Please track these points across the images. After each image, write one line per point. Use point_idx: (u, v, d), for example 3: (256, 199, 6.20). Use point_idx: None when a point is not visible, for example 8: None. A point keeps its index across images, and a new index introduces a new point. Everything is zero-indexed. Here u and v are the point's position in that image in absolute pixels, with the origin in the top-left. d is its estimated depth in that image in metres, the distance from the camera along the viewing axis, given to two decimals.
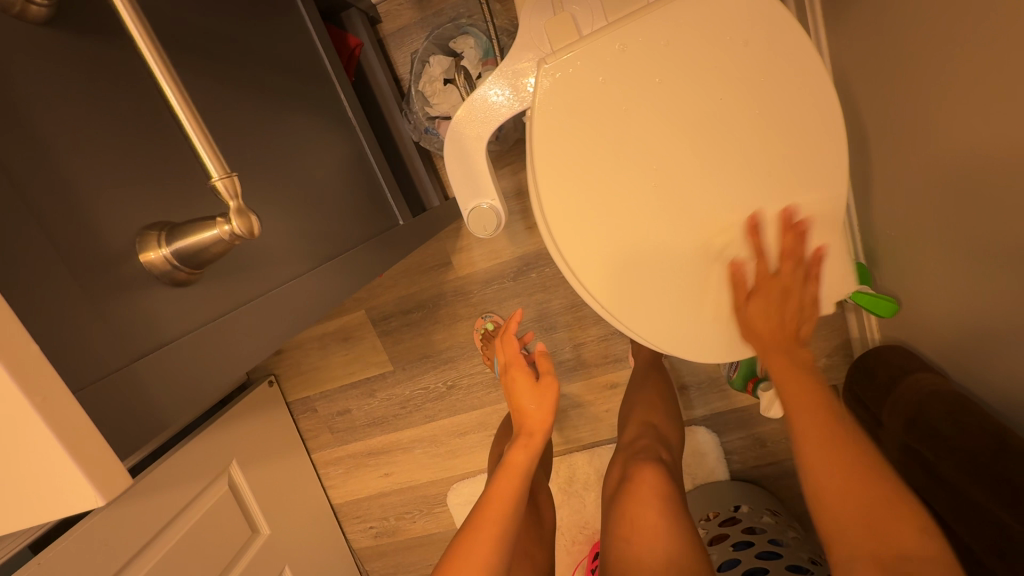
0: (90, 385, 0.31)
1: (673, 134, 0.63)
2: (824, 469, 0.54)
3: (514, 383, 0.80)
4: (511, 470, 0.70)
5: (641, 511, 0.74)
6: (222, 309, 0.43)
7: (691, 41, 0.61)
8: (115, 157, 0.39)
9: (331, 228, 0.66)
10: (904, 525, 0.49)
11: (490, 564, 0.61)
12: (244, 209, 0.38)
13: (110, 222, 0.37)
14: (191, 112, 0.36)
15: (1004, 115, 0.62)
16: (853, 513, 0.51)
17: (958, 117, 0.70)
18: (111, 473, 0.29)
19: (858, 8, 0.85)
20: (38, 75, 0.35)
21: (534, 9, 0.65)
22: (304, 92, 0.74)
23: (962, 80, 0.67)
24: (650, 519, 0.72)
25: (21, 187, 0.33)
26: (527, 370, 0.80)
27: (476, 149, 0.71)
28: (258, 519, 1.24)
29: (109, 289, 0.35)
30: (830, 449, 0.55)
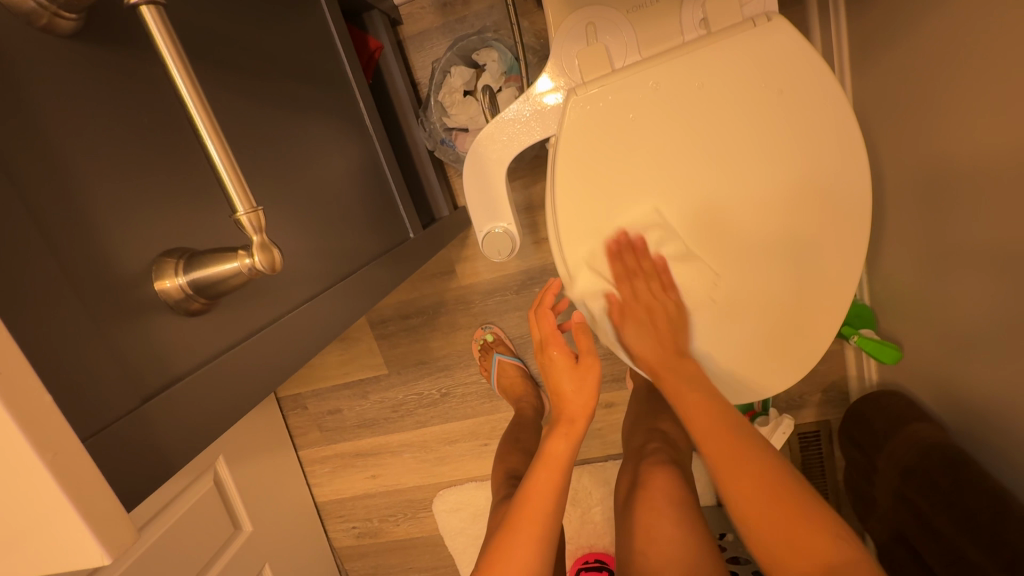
0: (99, 433, 0.30)
1: (695, 138, 0.61)
2: (736, 487, 0.54)
3: (553, 363, 0.74)
4: (551, 463, 0.68)
5: (656, 522, 0.73)
6: (230, 339, 0.41)
7: (726, 83, 0.60)
8: (135, 178, 0.38)
9: (342, 242, 0.64)
10: (816, 529, 0.50)
11: (532, 565, 0.61)
12: (267, 243, 0.36)
13: (126, 248, 0.36)
14: (219, 141, 0.34)
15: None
16: (772, 530, 0.50)
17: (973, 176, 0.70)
18: (119, 528, 0.27)
19: (884, 54, 0.84)
20: (63, 93, 0.34)
21: (566, 36, 0.64)
22: (322, 98, 0.72)
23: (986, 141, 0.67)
24: (669, 532, 0.72)
25: (39, 214, 0.31)
26: (566, 349, 0.74)
27: (497, 171, 0.69)
28: (241, 516, 1.22)
29: (123, 321, 0.34)
30: (738, 462, 0.54)
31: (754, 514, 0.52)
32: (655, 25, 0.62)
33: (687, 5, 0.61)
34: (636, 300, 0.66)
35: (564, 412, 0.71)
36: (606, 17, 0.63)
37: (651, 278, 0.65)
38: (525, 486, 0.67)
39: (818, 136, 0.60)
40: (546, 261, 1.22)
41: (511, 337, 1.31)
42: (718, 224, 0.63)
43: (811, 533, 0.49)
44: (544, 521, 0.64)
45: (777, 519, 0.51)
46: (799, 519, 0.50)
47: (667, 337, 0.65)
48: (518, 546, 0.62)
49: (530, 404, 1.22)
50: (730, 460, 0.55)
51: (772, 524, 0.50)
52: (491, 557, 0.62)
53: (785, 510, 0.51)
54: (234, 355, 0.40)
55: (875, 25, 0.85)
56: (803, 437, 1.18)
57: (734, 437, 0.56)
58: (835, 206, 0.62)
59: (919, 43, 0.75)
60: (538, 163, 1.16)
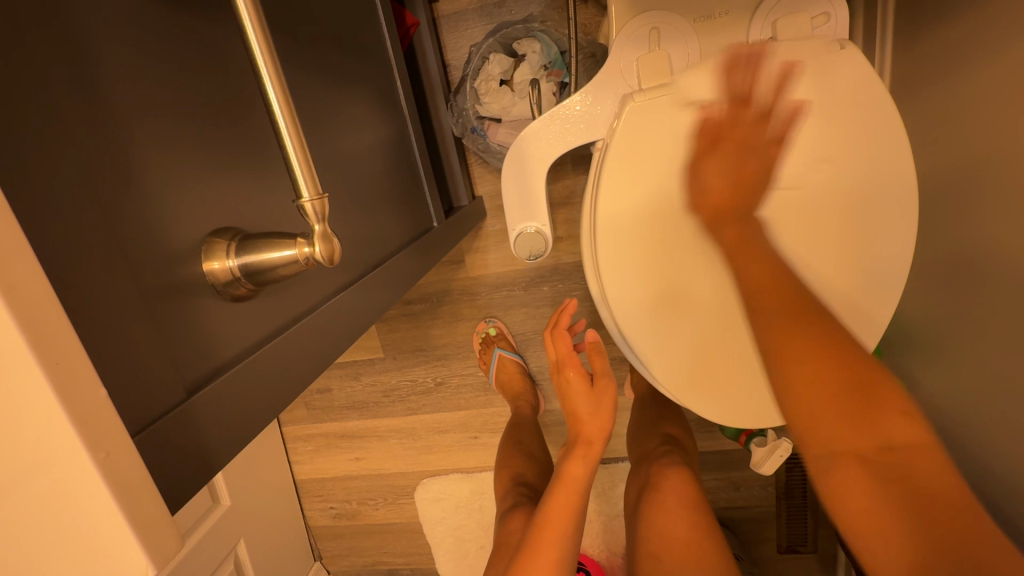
0: (149, 429, 0.27)
1: None
2: (796, 355, 0.48)
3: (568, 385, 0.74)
4: (570, 485, 0.68)
5: (670, 526, 0.74)
6: (268, 328, 0.39)
7: (790, 109, 0.58)
8: (191, 148, 0.35)
9: (374, 228, 0.62)
10: (881, 419, 0.45)
11: None
12: (328, 232, 0.34)
13: (179, 222, 0.33)
14: (292, 119, 0.31)
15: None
16: (831, 403, 0.46)
17: (995, 220, 0.70)
18: (166, 537, 0.25)
19: (924, 90, 0.84)
20: (122, 48, 0.30)
21: (628, 40, 0.62)
22: (363, 72, 0.68)
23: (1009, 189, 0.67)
24: (681, 533, 0.73)
25: (97, 185, 0.28)
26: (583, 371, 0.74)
27: (538, 170, 0.67)
28: (221, 489, 1.19)
29: (173, 305, 0.31)
30: (794, 321, 0.49)
31: (803, 378, 0.47)
32: (720, 39, 0.61)
33: (756, 21, 0.60)
34: (728, 133, 0.55)
35: (580, 435, 0.72)
36: (672, 23, 0.61)
37: (758, 111, 0.55)
38: (543, 509, 0.67)
39: (864, 175, 0.59)
40: (558, 260, 1.20)
41: (513, 333, 1.30)
42: (747, 246, 0.61)
43: (870, 405, 0.45)
44: (564, 542, 0.65)
45: (833, 380, 0.46)
46: (854, 385, 0.46)
47: (741, 185, 0.55)
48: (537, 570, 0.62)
49: (527, 402, 1.21)
50: (786, 322, 0.50)
51: (829, 390, 0.46)
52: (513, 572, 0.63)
53: (863, 392, 0.46)
54: (275, 346, 0.38)
55: (920, 62, 0.84)
56: (790, 460, 1.23)
57: (787, 298, 0.51)
58: (865, 246, 0.60)
59: (960, 87, 0.75)
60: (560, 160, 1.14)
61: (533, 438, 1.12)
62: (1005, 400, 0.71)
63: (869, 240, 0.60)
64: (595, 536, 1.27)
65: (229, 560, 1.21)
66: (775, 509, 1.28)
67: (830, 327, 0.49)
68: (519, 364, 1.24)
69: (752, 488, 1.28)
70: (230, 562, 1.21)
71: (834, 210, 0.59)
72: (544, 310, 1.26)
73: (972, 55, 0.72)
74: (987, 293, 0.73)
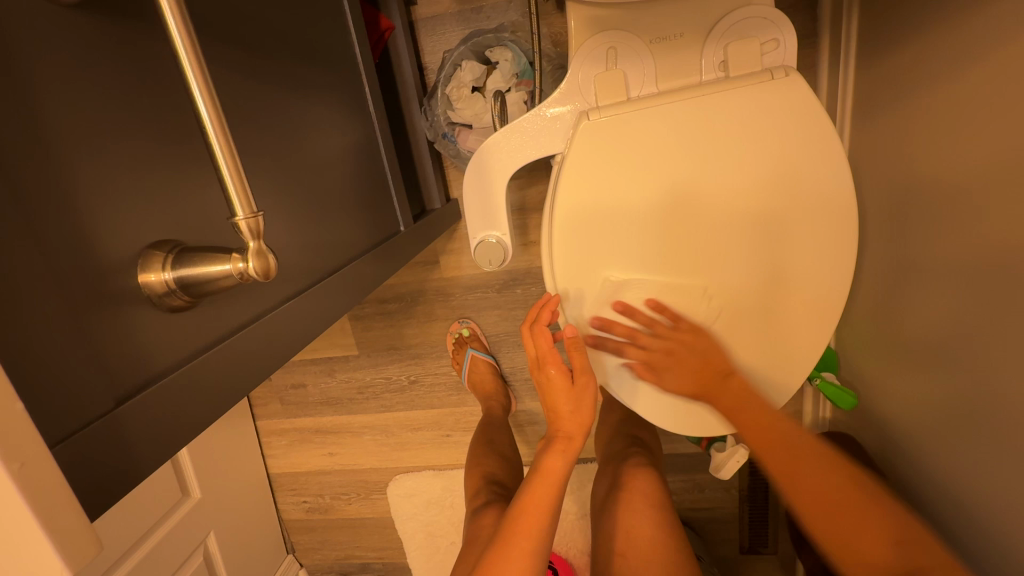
0: (70, 438, 0.29)
1: (714, 159, 0.61)
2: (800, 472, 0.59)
3: (549, 383, 0.71)
4: (548, 479, 0.69)
5: (636, 523, 0.76)
6: (210, 337, 0.40)
7: (759, 118, 0.60)
8: (129, 163, 0.36)
9: (334, 234, 0.63)
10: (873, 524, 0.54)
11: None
12: (263, 249, 0.35)
13: (114, 235, 0.34)
14: (226, 141, 0.32)
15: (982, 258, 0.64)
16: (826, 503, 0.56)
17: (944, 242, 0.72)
18: (83, 541, 0.26)
19: (884, 110, 0.86)
20: (54, 68, 0.31)
21: (586, 58, 0.63)
22: (328, 78, 0.69)
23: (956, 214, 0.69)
24: (647, 532, 0.75)
25: (29, 203, 0.29)
26: (563, 368, 0.70)
27: (499, 182, 0.69)
28: (191, 482, 1.20)
29: (104, 318, 0.32)
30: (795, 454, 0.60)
31: (818, 520, 0.56)
32: (676, 60, 0.63)
33: (709, 45, 0.62)
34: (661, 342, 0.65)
35: (560, 430, 0.71)
36: (628, 44, 0.62)
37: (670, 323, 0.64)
38: (522, 501, 0.68)
39: (844, 185, 0.61)
40: (531, 264, 1.22)
41: (487, 334, 1.31)
42: (733, 255, 0.63)
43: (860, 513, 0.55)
44: (538, 536, 0.66)
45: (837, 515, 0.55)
46: (870, 526, 0.54)
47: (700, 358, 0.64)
48: (511, 561, 0.64)
49: (498, 403, 1.23)
50: (797, 465, 0.60)
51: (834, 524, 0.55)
52: (485, 565, 0.65)
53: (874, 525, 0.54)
54: (214, 356, 0.39)
55: (880, 84, 0.86)
56: (753, 463, 1.27)
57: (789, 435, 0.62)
58: (822, 250, 0.62)
59: (916, 112, 0.77)
60: (535, 166, 1.15)
61: (504, 438, 1.14)
62: (947, 414, 0.74)
63: (846, 245, 0.62)
64: (562, 534, 1.30)
65: (199, 552, 1.22)
66: (738, 511, 1.31)
67: (820, 462, 0.59)
68: (491, 365, 1.26)
69: (716, 490, 1.31)
70: (200, 555, 1.22)
71: (811, 220, 0.62)
72: (516, 312, 1.28)
73: (927, 83, 0.74)
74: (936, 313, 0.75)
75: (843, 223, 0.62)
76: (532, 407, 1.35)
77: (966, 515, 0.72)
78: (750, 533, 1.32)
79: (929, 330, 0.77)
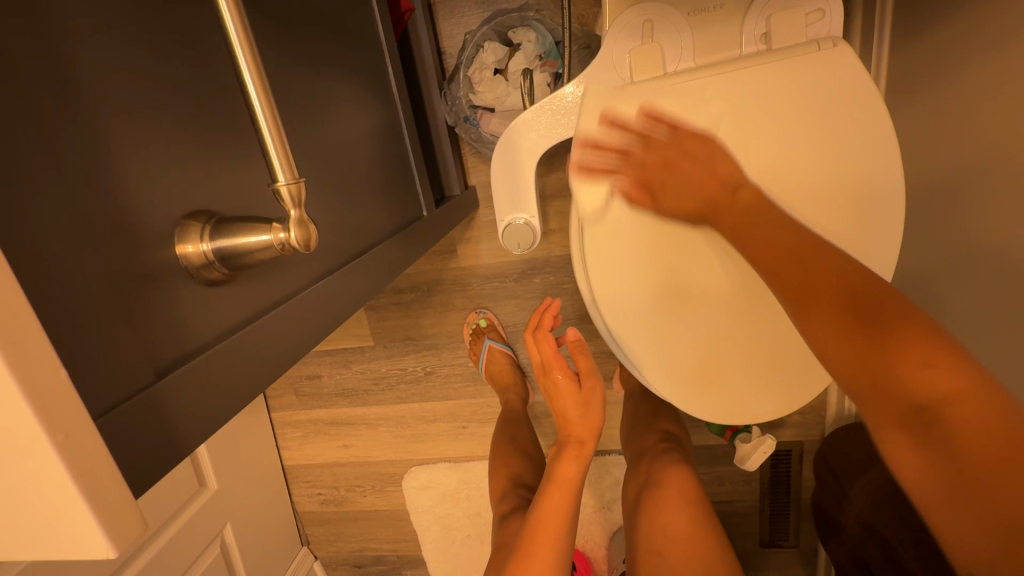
0: (112, 411, 0.27)
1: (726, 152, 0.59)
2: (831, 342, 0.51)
3: (557, 388, 0.72)
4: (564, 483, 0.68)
5: (672, 522, 0.73)
6: (245, 316, 0.39)
7: (778, 100, 0.58)
8: (166, 130, 0.34)
9: (360, 217, 0.61)
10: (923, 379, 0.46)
11: None
12: (305, 218, 0.34)
13: (151, 204, 0.33)
14: (267, 102, 0.31)
15: None
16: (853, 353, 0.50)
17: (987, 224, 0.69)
18: (129, 521, 0.25)
19: (919, 88, 0.83)
20: (91, 26, 0.30)
21: (621, 31, 0.61)
22: (352, 57, 0.67)
23: (1000, 193, 0.66)
24: (682, 528, 0.73)
25: (65, 163, 0.28)
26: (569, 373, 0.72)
27: (528, 164, 0.67)
28: (208, 473, 1.19)
29: (142, 288, 0.31)
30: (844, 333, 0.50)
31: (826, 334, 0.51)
32: (714, 33, 0.60)
33: (750, 17, 0.59)
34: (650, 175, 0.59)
35: (571, 434, 0.72)
36: (664, 16, 0.60)
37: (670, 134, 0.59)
38: (540, 506, 0.68)
39: (851, 166, 0.58)
40: (550, 253, 1.20)
41: (504, 324, 1.30)
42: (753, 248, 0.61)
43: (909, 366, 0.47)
44: (558, 543, 0.65)
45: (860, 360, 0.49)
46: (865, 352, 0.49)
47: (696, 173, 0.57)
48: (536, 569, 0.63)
49: (516, 395, 1.21)
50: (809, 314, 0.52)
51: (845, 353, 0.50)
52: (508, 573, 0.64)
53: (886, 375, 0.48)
54: (250, 333, 0.37)
55: (916, 62, 0.83)
56: (775, 456, 1.24)
57: (816, 283, 0.52)
58: (850, 236, 0.60)
59: (954, 88, 0.74)
60: (556, 154, 1.14)
61: (527, 434, 1.12)
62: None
63: (855, 232, 0.59)
64: (582, 528, 1.28)
65: (215, 544, 1.21)
66: (759, 505, 1.30)
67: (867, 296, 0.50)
68: (509, 356, 1.24)
69: (738, 483, 1.29)
70: (217, 546, 1.21)
71: (824, 211, 0.59)
72: (534, 302, 1.26)
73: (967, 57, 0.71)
74: (974, 296, 0.72)
75: (855, 215, 0.59)
76: None
77: None
78: (771, 527, 1.30)
79: (965, 315, 0.74)
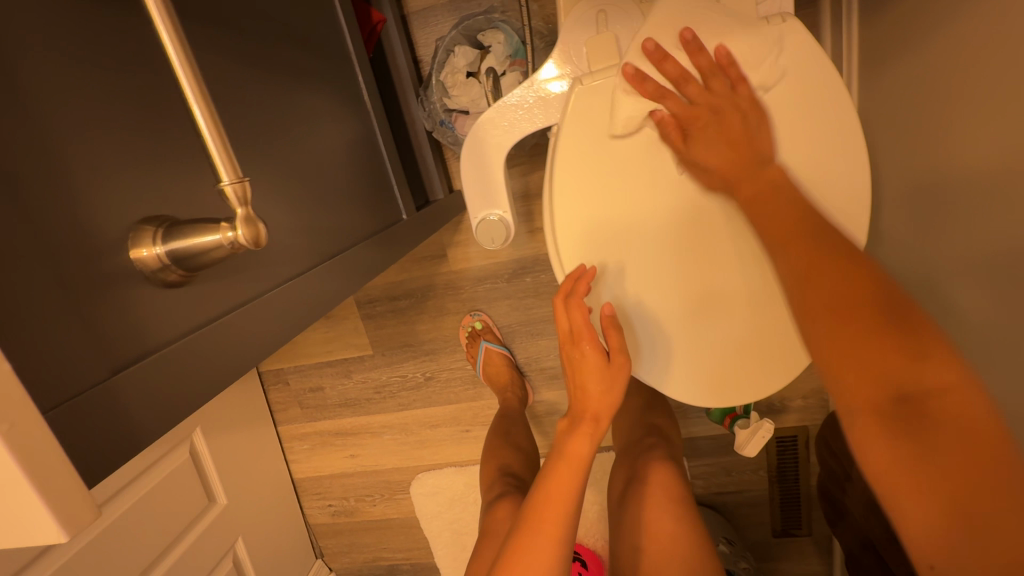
0: (63, 404, 0.28)
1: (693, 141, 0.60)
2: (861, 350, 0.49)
3: (582, 359, 0.63)
4: (574, 464, 0.61)
5: (656, 520, 0.73)
6: (207, 317, 0.40)
7: (737, 82, 0.58)
8: (116, 142, 0.36)
9: (334, 222, 0.63)
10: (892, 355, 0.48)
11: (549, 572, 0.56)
12: (252, 217, 0.35)
13: (104, 211, 0.34)
14: (205, 105, 0.32)
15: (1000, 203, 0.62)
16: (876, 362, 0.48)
17: (962, 191, 0.68)
18: (80, 506, 0.26)
19: (887, 61, 0.83)
20: (35, 45, 0.31)
21: (576, 25, 0.63)
22: (322, 68, 0.69)
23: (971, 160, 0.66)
24: (666, 527, 0.72)
25: (13, 173, 0.29)
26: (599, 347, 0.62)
27: (496, 159, 0.68)
28: (216, 488, 1.21)
29: (96, 289, 0.32)
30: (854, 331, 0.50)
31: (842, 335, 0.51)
32: None
33: None
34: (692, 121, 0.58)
35: (586, 410, 0.63)
36: (617, 6, 0.61)
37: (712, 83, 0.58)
38: (544, 483, 0.61)
39: (812, 143, 0.59)
40: (538, 251, 1.21)
41: (499, 325, 1.30)
42: (732, 227, 0.62)
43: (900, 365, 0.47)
44: (562, 526, 0.58)
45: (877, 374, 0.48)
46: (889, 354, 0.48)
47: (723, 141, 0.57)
48: (535, 554, 0.57)
49: (514, 394, 1.22)
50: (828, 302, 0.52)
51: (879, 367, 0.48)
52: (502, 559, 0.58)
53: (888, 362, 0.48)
54: (211, 331, 0.38)
55: (882, 34, 0.83)
56: (780, 442, 1.23)
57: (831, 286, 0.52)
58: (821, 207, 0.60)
59: (919, 60, 0.74)
60: (537, 153, 1.15)
61: (521, 433, 1.12)
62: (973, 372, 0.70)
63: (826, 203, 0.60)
64: (590, 525, 1.27)
65: (228, 558, 1.23)
66: (768, 493, 1.28)
67: (864, 307, 0.50)
68: (505, 356, 1.25)
69: (745, 472, 1.28)
70: (229, 560, 1.23)
71: None
72: (527, 301, 1.27)
73: (930, 26, 0.71)
74: (955, 267, 0.72)
75: (836, 206, 0.61)
76: (548, 398, 1.33)
77: None
78: (782, 515, 1.28)
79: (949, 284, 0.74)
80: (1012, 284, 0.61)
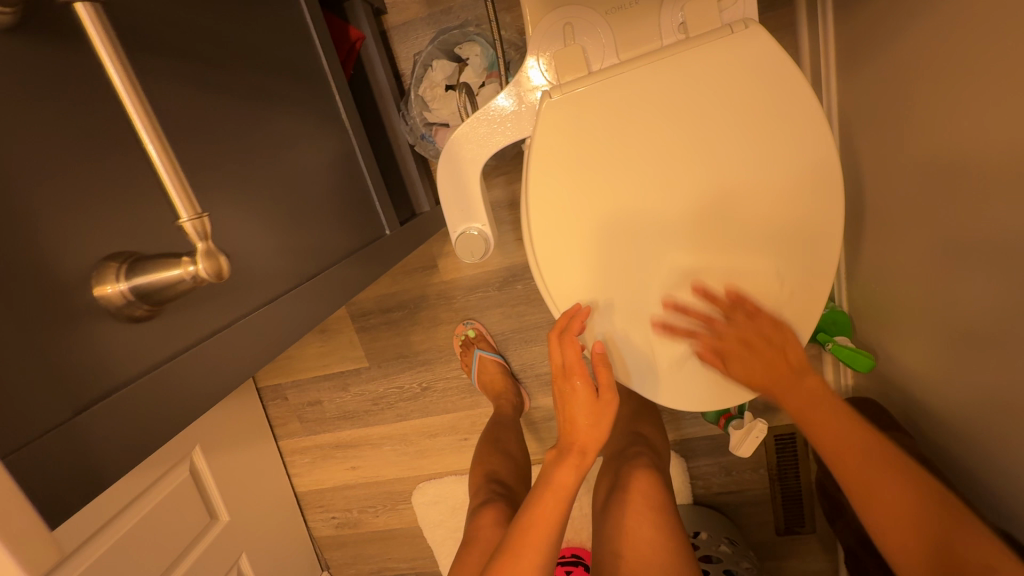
0: (23, 448, 0.29)
1: (669, 142, 0.60)
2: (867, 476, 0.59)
3: (572, 395, 0.64)
4: (560, 493, 0.62)
5: (635, 527, 0.73)
6: (175, 348, 0.40)
7: (707, 83, 0.59)
8: (76, 179, 0.36)
9: (313, 242, 0.63)
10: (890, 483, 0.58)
11: None
12: (214, 250, 0.35)
13: (65, 249, 0.35)
14: (160, 142, 0.32)
15: (975, 197, 0.62)
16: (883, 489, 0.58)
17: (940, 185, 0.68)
18: (42, 550, 0.26)
19: (862, 58, 0.83)
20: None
21: (543, 38, 0.64)
22: (298, 89, 0.70)
23: (948, 154, 0.65)
24: (647, 536, 0.72)
25: None
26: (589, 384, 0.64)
27: (472, 173, 0.69)
28: (219, 506, 1.22)
29: (58, 329, 0.33)
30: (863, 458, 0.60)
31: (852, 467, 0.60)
32: (634, 30, 0.62)
33: (666, 8, 0.61)
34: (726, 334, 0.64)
35: (574, 442, 0.64)
36: (583, 18, 0.62)
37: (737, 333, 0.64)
38: (529, 509, 0.62)
39: (784, 139, 0.59)
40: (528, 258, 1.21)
41: (493, 333, 1.31)
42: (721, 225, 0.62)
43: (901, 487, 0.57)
44: (545, 550, 0.59)
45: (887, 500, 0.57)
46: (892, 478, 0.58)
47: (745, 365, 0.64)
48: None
49: (509, 401, 1.22)
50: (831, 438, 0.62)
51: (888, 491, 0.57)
52: None
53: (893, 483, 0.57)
54: (178, 364, 0.39)
55: (857, 32, 0.83)
56: (779, 440, 1.23)
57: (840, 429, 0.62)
58: (797, 201, 0.61)
59: (893, 56, 0.74)
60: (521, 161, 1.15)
61: (515, 440, 1.12)
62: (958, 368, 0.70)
63: (801, 196, 0.61)
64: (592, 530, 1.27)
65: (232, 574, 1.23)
66: (768, 491, 1.27)
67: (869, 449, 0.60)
68: (499, 363, 1.25)
69: (744, 471, 1.28)
70: None
71: (779, 201, 0.61)
72: (519, 308, 1.27)
73: (902, 22, 0.71)
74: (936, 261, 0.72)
75: (815, 191, 0.61)
76: (545, 403, 1.33)
77: (990, 470, 0.68)
78: (784, 513, 1.27)
79: (932, 280, 0.73)
80: (992, 279, 0.61)
